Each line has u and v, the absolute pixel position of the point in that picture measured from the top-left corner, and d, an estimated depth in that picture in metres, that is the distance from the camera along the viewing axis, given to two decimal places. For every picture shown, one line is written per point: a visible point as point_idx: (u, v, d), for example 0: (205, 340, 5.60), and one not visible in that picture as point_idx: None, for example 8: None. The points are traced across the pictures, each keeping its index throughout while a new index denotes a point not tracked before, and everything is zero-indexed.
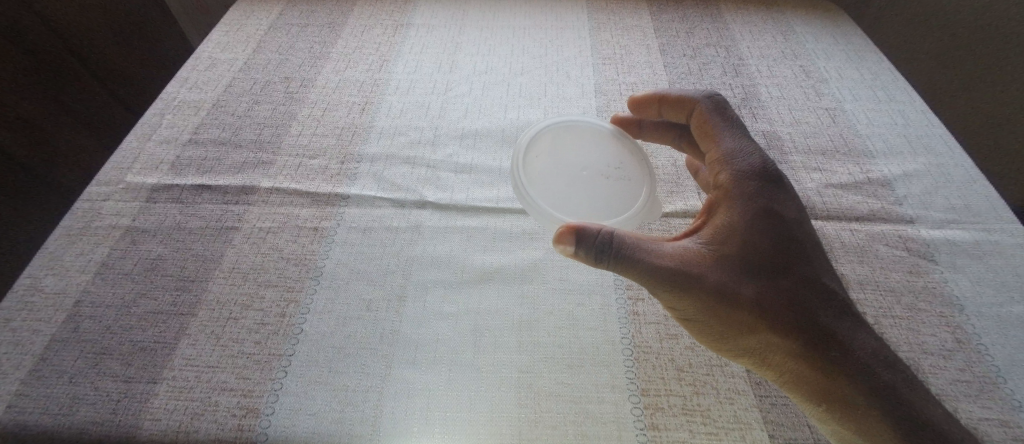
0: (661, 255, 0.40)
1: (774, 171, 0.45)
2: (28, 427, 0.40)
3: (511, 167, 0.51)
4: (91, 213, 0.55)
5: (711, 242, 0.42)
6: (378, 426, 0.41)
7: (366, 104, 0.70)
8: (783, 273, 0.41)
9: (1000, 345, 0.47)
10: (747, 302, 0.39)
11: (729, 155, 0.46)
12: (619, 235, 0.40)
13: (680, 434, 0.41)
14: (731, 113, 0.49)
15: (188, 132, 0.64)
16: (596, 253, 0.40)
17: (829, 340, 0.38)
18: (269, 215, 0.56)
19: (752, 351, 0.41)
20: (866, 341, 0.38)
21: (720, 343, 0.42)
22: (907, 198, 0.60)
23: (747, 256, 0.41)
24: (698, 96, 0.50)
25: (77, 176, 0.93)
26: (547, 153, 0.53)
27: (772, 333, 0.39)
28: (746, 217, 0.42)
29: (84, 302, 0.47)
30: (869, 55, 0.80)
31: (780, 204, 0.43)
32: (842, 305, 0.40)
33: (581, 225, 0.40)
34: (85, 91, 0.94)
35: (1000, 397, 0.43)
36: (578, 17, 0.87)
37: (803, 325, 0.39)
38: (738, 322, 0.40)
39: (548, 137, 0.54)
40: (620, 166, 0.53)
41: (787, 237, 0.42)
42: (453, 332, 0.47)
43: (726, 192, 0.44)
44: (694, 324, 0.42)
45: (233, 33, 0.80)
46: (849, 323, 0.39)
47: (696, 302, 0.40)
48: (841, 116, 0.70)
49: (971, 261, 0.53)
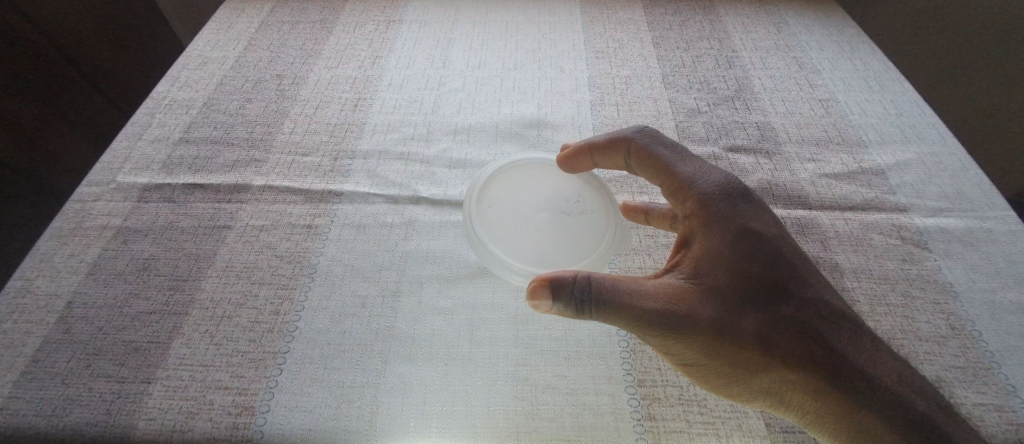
0: (645, 295, 0.39)
1: (740, 188, 0.45)
2: (21, 430, 0.39)
3: (465, 223, 0.48)
4: (82, 213, 0.54)
5: (695, 275, 0.41)
6: (374, 423, 0.41)
7: (359, 101, 0.69)
8: (783, 300, 0.40)
9: (994, 331, 0.47)
10: (750, 336, 0.38)
11: (690, 181, 0.46)
12: (598, 279, 0.38)
13: (677, 425, 0.41)
14: (666, 139, 0.50)
15: (179, 131, 0.64)
16: (576, 303, 0.38)
17: (849, 368, 0.36)
18: (263, 213, 0.55)
19: (767, 392, 0.39)
20: (886, 364, 0.36)
21: (731, 390, 0.40)
22: (901, 187, 0.60)
23: (738, 285, 0.40)
24: (630, 133, 0.51)
25: (65, 173, 0.92)
26: (498, 200, 0.50)
27: (784, 368, 0.38)
28: (724, 241, 0.42)
29: (76, 303, 0.47)
30: (862, 45, 0.80)
31: (757, 221, 0.43)
32: (851, 324, 0.39)
33: (554, 276, 0.38)
34: (75, 92, 0.93)
35: (994, 383, 0.44)
36: (570, 11, 0.86)
37: (815, 354, 0.37)
38: (745, 359, 0.38)
39: (496, 181, 0.52)
40: (580, 199, 0.52)
41: (776, 257, 0.42)
42: (449, 328, 0.47)
43: (698, 219, 0.44)
44: (696, 368, 0.40)
45: (222, 32, 0.79)
46: (866, 345, 0.38)
47: (694, 344, 0.39)
48: (835, 106, 0.70)
49: (964, 249, 0.54)
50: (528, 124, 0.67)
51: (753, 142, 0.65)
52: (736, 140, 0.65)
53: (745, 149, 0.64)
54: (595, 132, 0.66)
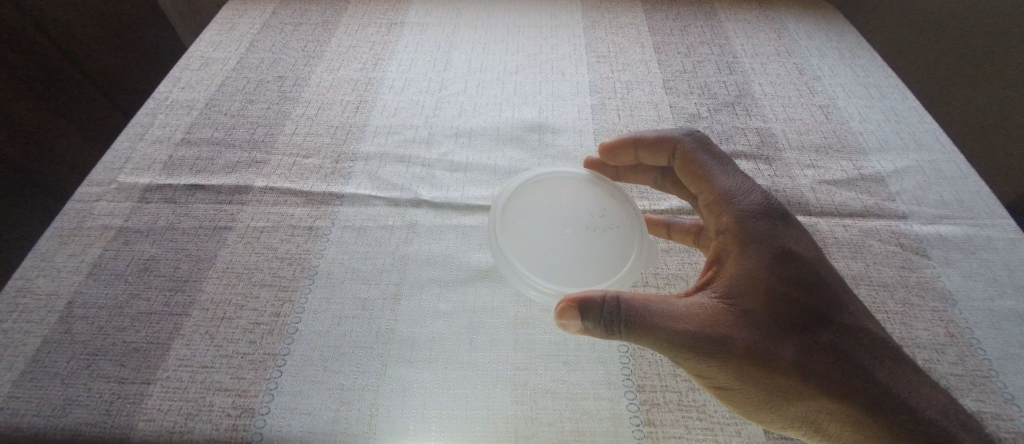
0: (677, 318, 0.37)
1: (779, 208, 0.44)
2: (20, 430, 0.39)
3: (488, 237, 0.47)
4: (84, 212, 0.54)
5: (729, 296, 0.39)
6: (373, 426, 0.41)
7: (360, 103, 0.69)
8: (821, 326, 0.37)
9: (992, 339, 0.47)
10: (787, 363, 0.36)
11: (729, 195, 0.45)
12: (628, 298, 0.37)
13: (675, 430, 0.41)
14: (714, 147, 0.49)
15: (181, 132, 0.64)
16: (604, 324, 0.37)
17: (890, 398, 0.33)
18: (264, 214, 0.56)
19: (804, 419, 0.37)
20: (930, 396, 0.34)
21: (765, 415, 0.39)
22: (900, 194, 0.60)
23: (775, 308, 0.38)
24: (679, 135, 0.50)
25: (53, 167, 0.90)
26: (521, 215, 0.49)
27: (820, 396, 0.35)
28: (762, 262, 0.40)
29: (76, 303, 0.47)
30: (862, 51, 0.80)
31: (797, 242, 0.42)
32: (894, 354, 0.36)
33: (583, 296, 0.38)
34: (77, 92, 0.93)
35: (993, 391, 0.44)
36: (572, 14, 0.87)
37: (854, 384, 0.34)
38: (780, 387, 0.36)
39: (518, 196, 0.50)
40: (603, 212, 0.50)
41: (816, 280, 0.39)
42: (450, 331, 0.47)
43: (734, 236, 0.42)
44: (727, 391, 0.39)
45: (225, 33, 0.80)
46: (908, 373, 0.35)
47: (727, 370, 0.37)
48: (834, 113, 0.70)
49: (962, 257, 0.54)
50: (530, 128, 0.67)
51: (752, 148, 0.65)
52: (736, 146, 0.65)
53: (746, 155, 0.64)
54: (597, 137, 0.66)
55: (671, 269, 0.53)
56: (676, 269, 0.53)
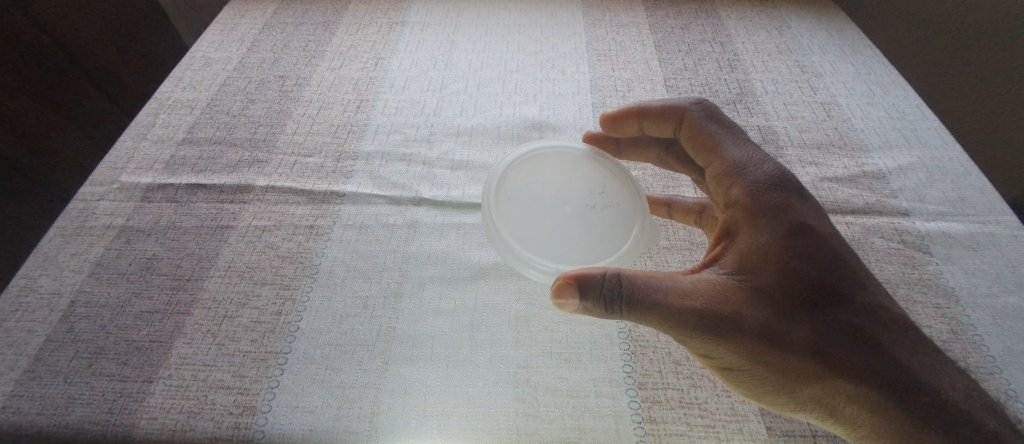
0: (681, 296, 0.37)
1: (791, 180, 0.43)
2: (22, 428, 0.39)
3: (485, 213, 0.47)
4: (86, 212, 0.54)
5: (738, 271, 0.39)
6: (376, 423, 0.41)
7: (361, 102, 0.70)
8: (836, 304, 0.37)
9: (996, 336, 0.47)
10: (802, 345, 0.36)
11: (739, 167, 0.44)
12: (629, 276, 0.37)
13: (678, 428, 0.41)
14: (723, 118, 0.49)
15: (183, 131, 0.64)
16: (605, 302, 0.37)
17: (912, 381, 0.34)
18: (265, 213, 0.56)
19: (817, 401, 0.37)
20: (953, 379, 0.34)
21: (774, 397, 0.39)
22: (902, 192, 0.60)
23: (788, 287, 0.37)
24: (687, 105, 0.50)
25: (55, 165, 0.90)
26: (519, 193, 0.48)
27: (835, 379, 0.35)
28: (773, 236, 0.39)
29: (78, 302, 0.47)
30: (864, 48, 0.80)
31: (809, 215, 0.41)
32: (916, 334, 0.36)
33: (582, 274, 0.37)
34: (79, 92, 0.94)
35: (995, 388, 0.44)
36: (572, 13, 0.86)
37: (873, 367, 0.34)
38: (791, 368, 0.36)
39: (516, 175, 0.50)
40: (603, 190, 0.50)
41: (830, 257, 0.39)
42: (451, 328, 0.47)
43: (744, 209, 0.42)
44: (735, 373, 0.39)
45: (226, 33, 0.80)
46: (932, 355, 0.35)
47: (735, 349, 0.37)
48: (835, 110, 0.70)
49: (965, 254, 0.54)
50: (531, 126, 0.67)
51: None
52: None
53: None
54: None
55: (672, 266, 0.53)
56: (677, 266, 0.53)
